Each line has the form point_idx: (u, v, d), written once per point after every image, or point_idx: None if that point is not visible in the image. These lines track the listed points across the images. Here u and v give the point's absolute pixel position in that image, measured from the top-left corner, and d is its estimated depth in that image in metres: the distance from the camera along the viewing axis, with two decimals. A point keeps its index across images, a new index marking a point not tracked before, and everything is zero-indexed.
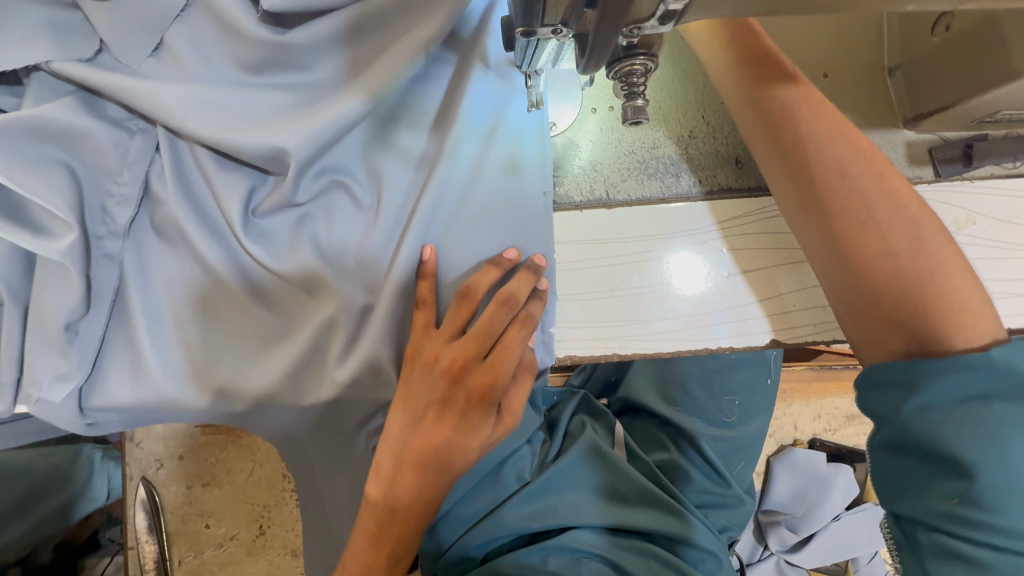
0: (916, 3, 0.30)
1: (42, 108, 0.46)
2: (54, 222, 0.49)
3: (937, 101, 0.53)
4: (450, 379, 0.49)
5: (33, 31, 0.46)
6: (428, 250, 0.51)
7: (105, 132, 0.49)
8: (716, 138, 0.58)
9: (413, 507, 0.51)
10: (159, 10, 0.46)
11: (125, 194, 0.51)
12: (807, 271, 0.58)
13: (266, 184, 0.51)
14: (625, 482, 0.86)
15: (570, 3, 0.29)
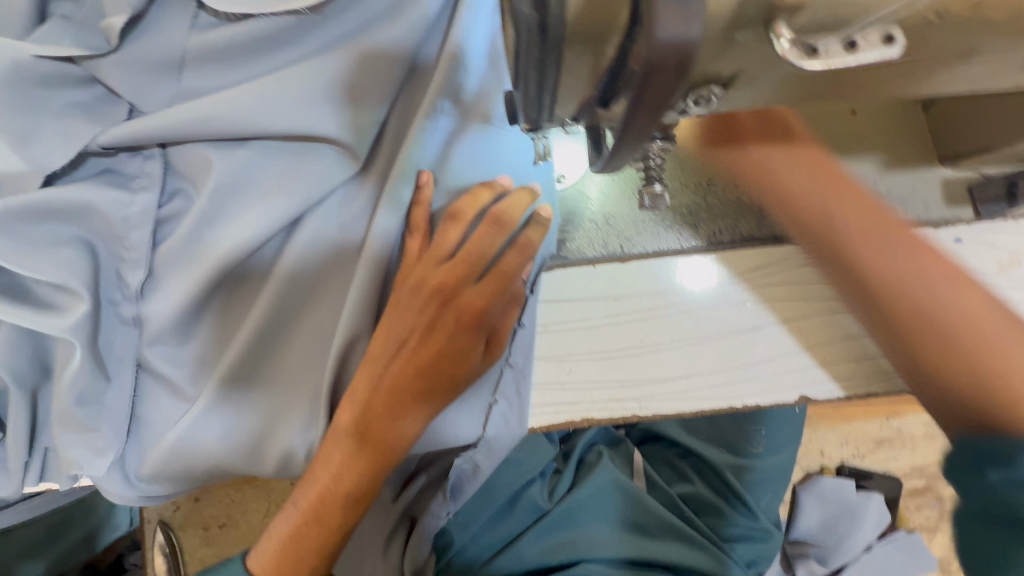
0: (971, 84, 0.26)
1: (57, 186, 0.47)
2: (64, 298, 0.48)
3: (981, 142, 0.48)
4: (440, 301, 0.50)
5: (62, 118, 0.48)
6: (426, 175, 0.49)
7: (110, 199, 0.49)
8: (736, 185, 0.54)
9: (396, 433, 0.50)
10: (173, 87, 0.49)
11: (135, 257, 0.50)
12: (836, 324, 0.54)
13: (282, 181, 0.50)
14: (646, 513, 0.83)
15: (581, 101, 0.26)
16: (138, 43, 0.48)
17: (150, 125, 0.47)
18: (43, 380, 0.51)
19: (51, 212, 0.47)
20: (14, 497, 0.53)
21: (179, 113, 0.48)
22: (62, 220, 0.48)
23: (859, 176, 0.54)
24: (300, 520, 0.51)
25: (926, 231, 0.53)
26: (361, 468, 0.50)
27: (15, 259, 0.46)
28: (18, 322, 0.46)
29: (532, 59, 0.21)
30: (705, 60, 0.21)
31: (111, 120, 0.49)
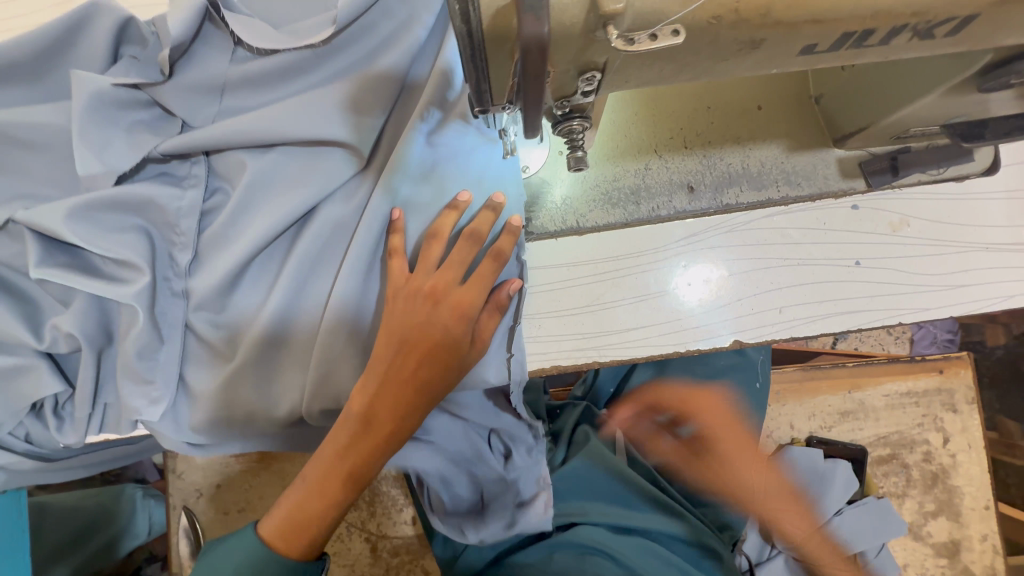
0: (778, 66, 0.38)
1: (125, 186, 0.60)
2: (128, 273, 0.60)
3: (857, 122, 0.60)
4: (430, 302, 0.58)
5: (132, 133, 0.62)
6: (397, 212, 0.61)
7: (166, 195, 0.61)
8: (669, 169, 0.66)
9: (388, 424, 0.58)
10: (216, 105, 0.63)
11: (184, 240, 0.62)
12: (761, 279, 0.65)
13: (301, 176, 0.62)
14: (627, 485, 0.92)
15: (510, 89, 0.38)
16: (190, 73, 0.62)
17: (198, 136, 0.61)
18: (106, 343, 0.62)
19: (120, 206, 0.60)
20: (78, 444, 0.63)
21: (220, 128, 0.61)
22: (128, 212, 0.60)
23: (769, 158, 0.65)
24: (311, 494, 0.60)
25: (826, 201, 0.65)
26: (362, 449, 0.58)
27: (92, 241, 0.58)
28: (93, 291, 0.59)
29: (468, 57, 0.34)
30: (579, 52, 0.33)
31: (168, 133, 0.62)
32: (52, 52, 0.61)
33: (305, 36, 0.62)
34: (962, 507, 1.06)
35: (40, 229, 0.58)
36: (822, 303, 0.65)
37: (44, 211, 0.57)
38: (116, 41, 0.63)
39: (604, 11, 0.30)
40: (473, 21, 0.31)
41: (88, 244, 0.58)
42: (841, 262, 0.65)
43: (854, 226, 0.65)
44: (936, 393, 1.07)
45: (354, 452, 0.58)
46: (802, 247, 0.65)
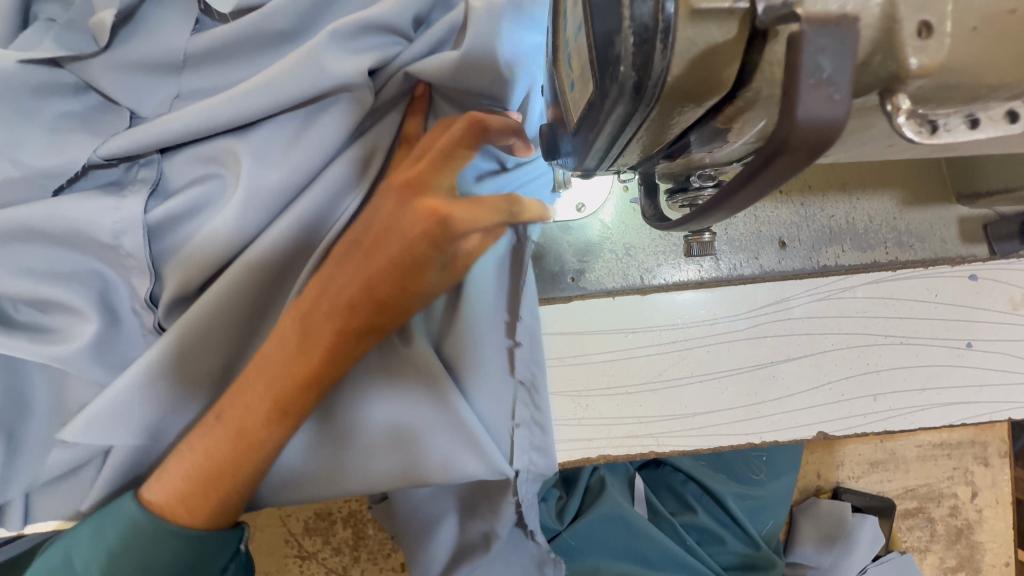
0: None
1: (28, 207, 0.42)
2: (67, 322, 0.43)
3: (999, 183, 0.47)
4: (406, 193, 0.39)
5: (52, 128, 0.43)
6: (421, 86, 0.46)
7: (100, 208, 0.42)
8: (758, 218, 0.53)
9: (342, 341, 0.40)
10: (170, 89, 0.45)
11: (137, 263, 0.43)
12: (856, 359, 0.53)
13: (278, 146, 0.45)
14: (652, 545, 0.80)
15: (648, 154, 0.24)
16: (138, 45, 0.44)
17: (149, 131, 0.43)
18: (26, 419, 0.46)
19: (33, 232, 0.42)
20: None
21: (185, 121, 0.43)
22: (40, 242, 0.42)
23: (878, 213, 0.53)
24: (217, 439, 0.40)
25: (940, 268, 0.53)
26: (292, 379, 0.40)
27: (10, 285, 0.42)
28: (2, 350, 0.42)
29: (616, 118, 0.20)
30: None
31: (111, 129, 0.44)
32: None
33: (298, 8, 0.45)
34: (983, 563, 1.01)
35: None
36: (924, 392, 0.54)
37: None
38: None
39: (900, 67, 0.16)
40: (655, 66, 0.17)
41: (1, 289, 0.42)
42: (950, 342, 0.54)
43: (971, 302, 0.54)
44: (969, 445, 1.01)
45: (280, 378, 0.40)
46: (906, 324, 0.54)
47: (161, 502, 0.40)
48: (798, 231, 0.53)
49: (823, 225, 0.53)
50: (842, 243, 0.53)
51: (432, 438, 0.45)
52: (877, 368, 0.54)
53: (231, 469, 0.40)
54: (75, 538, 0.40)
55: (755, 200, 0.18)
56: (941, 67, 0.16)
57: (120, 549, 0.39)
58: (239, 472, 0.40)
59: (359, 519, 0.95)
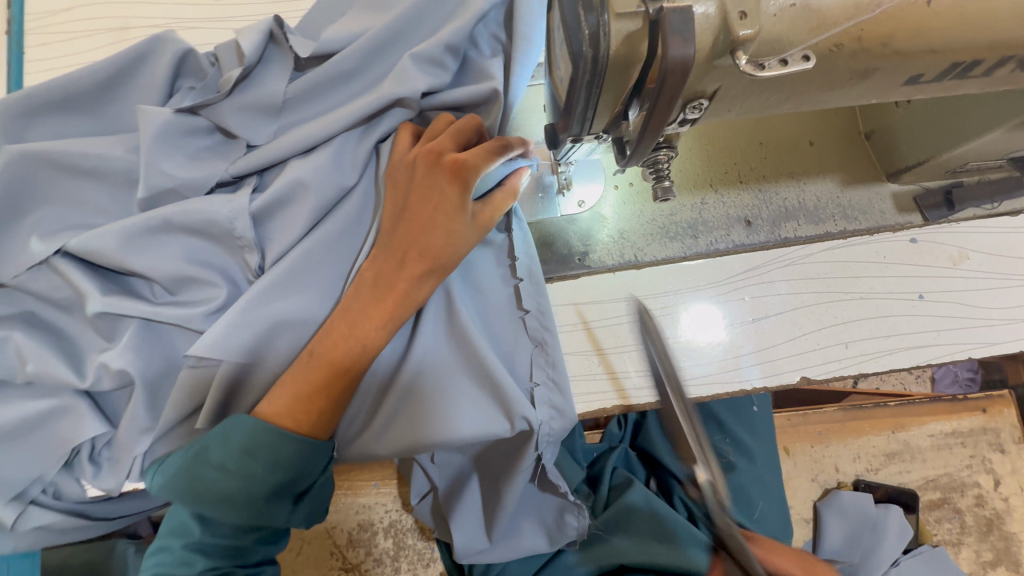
0: (879, 96, 0.38)
1: (165, 209, 0.57)
2: (197, 290, 0.59)
3: (914, 158, 0.61)
4: (432, 168, 0.54)
5: (194, 157, 0.60)
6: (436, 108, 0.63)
7: (218, 205, 0.58)
8: (725, 203, 0.65)
9: (404, 290, 0.55)
10: (275, 126, 0.62)
11: (248, 242, 0.59)
12: (825, 312, 0.63)
13: (348, 140, 0.61)
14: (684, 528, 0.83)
15: (612, 116, 0.38)
16: (257, 94, 0.61)
17: (266, 152, 0.60)
18: (161, 378, 0.59)
19: (168, 227, 0.58)
20: (117, 489, 0.58)
21: (286, 146, 0.60)
22: (177, 232, 0.58)
23: (824, 193, 0.66)
24: (313, 366, 0.55)
25: (883, 234, 0.65)
26: (367, 323, 0.55)
27: (158, 267, 0.58)
28: (144, 316, 0.57)
29: (585, 86, 0.34)
30: (697, 79, 0.33)
31: (233, 155, 0.61)
32: (114, 80, 0.61)
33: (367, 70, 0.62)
34: (1020, 555, 1.01)
35: (89, 260, 0.57)
36: (890, 337, 0.63)
37: (89, 239, 0.56)
38: (175, 74, 0.62)
39: (734, 36, 0.30)
40: (601, 46, 0.31)
41: (147, 272, 0.58)
42: (904, 295, 0.64)
43: (915, 260, 0.64)
44: (981, 433, 1.04)
45: (358, 318, 0.55)
46: (865, 281, 0.64)
47: (269, 413, 0.55)
48: (758, 211, 0.65)
49: (779, 206, 0.66)
50: (797, 216, 0.65)
51: (482, 395, 0.59)
52: (846, 320, 0.63)
53: (316, 385, 0.55)
54: (207, 446, 0.55)
55: (670, 110, 0.32)
56: (758, 35, 0.30)
57: (244, 453, 0.53)
58: (321, 388, 0.55)
59: (398, 529, 1.00)
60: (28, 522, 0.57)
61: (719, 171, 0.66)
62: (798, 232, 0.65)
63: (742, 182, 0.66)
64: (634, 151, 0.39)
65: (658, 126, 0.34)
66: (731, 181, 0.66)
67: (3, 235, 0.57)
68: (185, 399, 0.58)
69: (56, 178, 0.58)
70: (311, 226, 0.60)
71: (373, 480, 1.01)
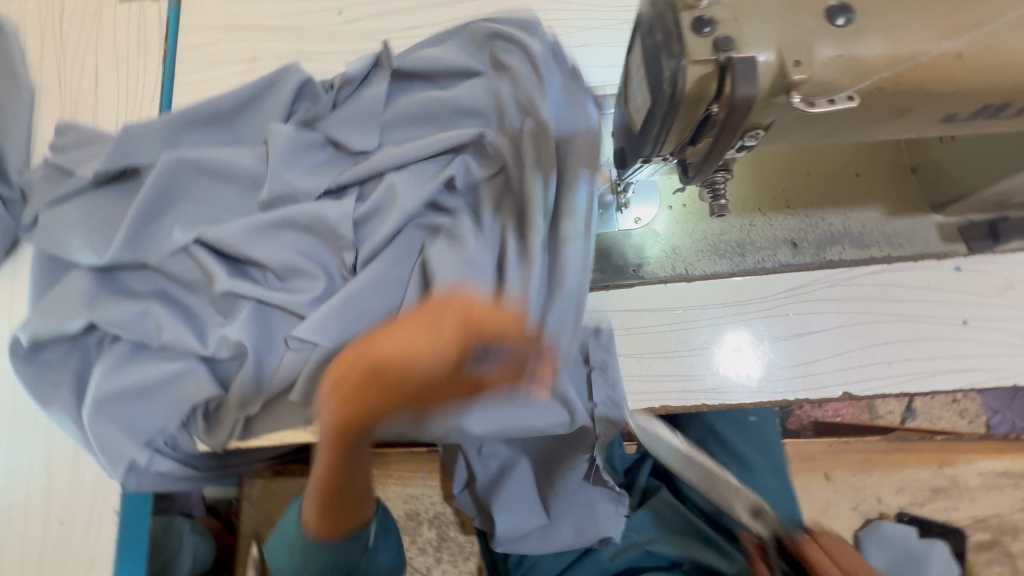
0: (916, 132, 0.44)
1: (282, 210, 0.68)
2: (301, 278, 0.69)
3: (959, 189, 0.65)
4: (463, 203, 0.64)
5: (309, 166, 0.71)
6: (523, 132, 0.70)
7: (328, 209, 0.68)
8: (773, 225, 0.71)
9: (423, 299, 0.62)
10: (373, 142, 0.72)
11: (346, 243, 0.68)
12: (867, 331, 0.67)
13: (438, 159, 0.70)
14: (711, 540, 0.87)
15: (678, 142, 0.45)
16: (362, 115, 0.72)
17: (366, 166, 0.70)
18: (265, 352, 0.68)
19: (286, 225, 0.68)
20: (222, 445, 0.67)
21: (385, 161, 0.70)
22: (290, 230, 0.69)
23: (869, 221, 0.70)
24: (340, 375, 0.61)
25: (927, 262, 0.68)
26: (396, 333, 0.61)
27: (271, 258, 0.68)
28: (258, 297, 0.67)
29: (662, 115, 0.41)
30: (757, 112, 0.40)
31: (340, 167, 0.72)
32: (250, 101, 0.73)
33: (457, 105, 0.72)
34: None
35: (219, 248, 0.68)
36: (932, 360, 0.66)
37: (221, 230, 0.67)
38: (295, 98, 0.74)
39: (789, 79, 0.37)
40: (678, 84, 0.39)
41: (263, 260, 0.68)
42: (949, 320, 0.67)
43: (961, 288, 0.67)
44: None
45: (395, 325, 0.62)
46: (907, 305, 0.67)
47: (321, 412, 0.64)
48: (804, 235, 0.70)
49: (824, 230, 0.70)
50: (842, 241, 0.70)
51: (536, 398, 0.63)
52: (888, 340, 0.67)
53: None
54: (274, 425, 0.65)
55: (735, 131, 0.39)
56: (811, 78, 0.37)
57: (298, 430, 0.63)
58: None
59: (441, 521, 1.06)
60: (149, 466, 0.66)
61: (767, 196, 0.71)
62: (843, 255, 0.69)
63: (789, 208, 0.71)
64: (697, 168, 0.46)
65: (724, 145, 0.41)
66: (778, 206, 0.71)
67: (152, 222, 0.69)
68: (286, 371, 0.67)
69: (198, 178, 0.70)
70: (396, 228, 0.68)
71: (422, 472, 1.08)
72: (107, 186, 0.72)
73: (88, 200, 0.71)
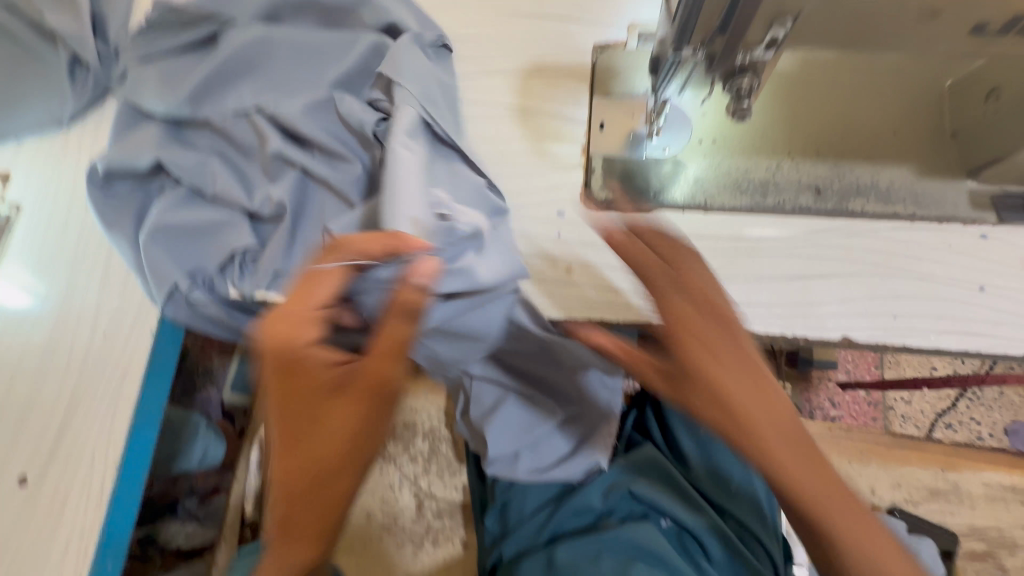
0: (946, 46, 0.45)
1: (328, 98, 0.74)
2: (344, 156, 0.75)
3: (997, 152, 0.65)
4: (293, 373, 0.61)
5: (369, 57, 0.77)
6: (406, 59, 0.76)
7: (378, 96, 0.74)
8: (800, 171, 0.72)
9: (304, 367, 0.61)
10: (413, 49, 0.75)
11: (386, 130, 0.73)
12: (877, 284, 0.67)
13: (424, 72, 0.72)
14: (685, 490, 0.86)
15: (708, 31, 0.48)
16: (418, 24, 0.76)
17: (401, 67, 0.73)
18: (302, 217, 0.74)
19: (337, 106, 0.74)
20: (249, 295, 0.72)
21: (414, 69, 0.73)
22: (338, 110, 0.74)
23: (899, 179, 0.70)
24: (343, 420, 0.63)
25: (951, 225, 0.68)
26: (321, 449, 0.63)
27: (319, 133, 0.74)
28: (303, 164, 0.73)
29: None
30: None
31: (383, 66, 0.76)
32: None
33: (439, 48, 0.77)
34: None
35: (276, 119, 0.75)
36: (941, 320, 0.65)
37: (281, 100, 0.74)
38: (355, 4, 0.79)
39: None
40: None
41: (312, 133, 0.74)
42: (965, 285, 0.66)
43: (984, 255, 0.67)
44: None
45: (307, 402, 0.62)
46: (924, 265, 0.67)
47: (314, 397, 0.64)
48: (828, 183, 0.71)
49: (851, 181, 0.71)
50: (868, 193, 0.70)
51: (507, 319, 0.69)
52: (898, 295, 0.67)
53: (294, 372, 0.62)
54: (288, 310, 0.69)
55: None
56: None
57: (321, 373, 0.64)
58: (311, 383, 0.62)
59: (435, 436, 1.11)
60: (185, 298, 0.73)
61: (798, 142, 0.72)
62: (868, 207, 0.69)
63: (818, 156, 0.72)
64: (724, 52, 0.49)
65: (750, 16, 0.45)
66: (809, 152, 0.72)
67: (222, 86, 0.76)
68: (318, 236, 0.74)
69: (269, 54, 0.77)
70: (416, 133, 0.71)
71: (425, 388, 1.13)
72: (187, 52, 0.79)
73: (169, 62, 0.79)
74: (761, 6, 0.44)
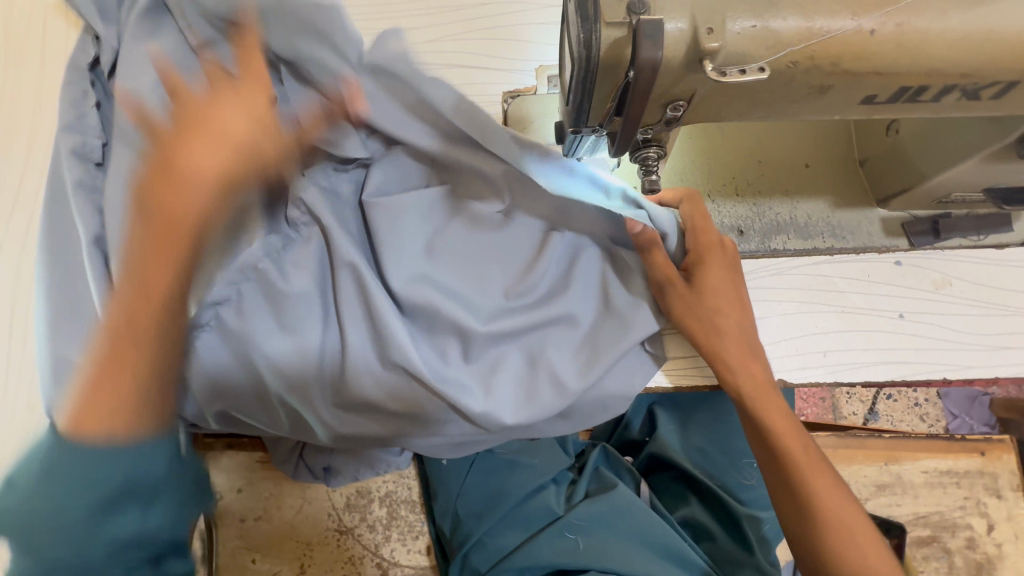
0: (840, 114, 0.44)
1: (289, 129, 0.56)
2: None
3: (900, 184, 0.66)
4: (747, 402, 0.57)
5: None
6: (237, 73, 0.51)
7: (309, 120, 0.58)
8: (721, 213, 0.71)
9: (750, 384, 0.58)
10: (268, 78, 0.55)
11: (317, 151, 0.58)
12: (803, 322, 0.67)
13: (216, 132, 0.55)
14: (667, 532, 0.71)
15: (605, 112, 0.44)
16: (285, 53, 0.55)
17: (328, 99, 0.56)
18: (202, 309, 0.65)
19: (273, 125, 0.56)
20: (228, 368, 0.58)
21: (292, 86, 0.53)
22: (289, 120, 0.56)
23: (815, 212, 0.71)
24: None
25: (868, 255, 0.69)
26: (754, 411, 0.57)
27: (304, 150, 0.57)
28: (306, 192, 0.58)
29: (579, 78, 0.40)
30: (675, 81, 0.40)
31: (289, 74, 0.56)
32: None
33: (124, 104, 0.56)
34: None
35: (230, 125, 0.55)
36: (866, 351, 0.66)
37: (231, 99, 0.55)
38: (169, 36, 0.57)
39: (703, 48, 0.37)
40: (592, 49, 0.38)
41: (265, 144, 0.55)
42: (885, 313, 0.67)
43: (898, 282, 0.68)
44: (977, 475, 1.03)
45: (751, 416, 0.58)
46: (846, 296, 0.68)
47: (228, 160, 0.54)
48: (749, 223, 0.70)
49: (771, 219, 0.71)
50: (788, 229, 0.70)
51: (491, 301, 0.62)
52: (825, 329, 0.67)
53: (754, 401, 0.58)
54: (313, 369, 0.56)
55: (650, 91, 0.39)
56: (723, 48, 0.37)
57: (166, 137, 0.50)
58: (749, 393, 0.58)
59: (392, 500, 1.00)
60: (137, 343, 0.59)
61: (717, 183, 0.71)
62: (789, 244, 0.70)
63: (736, 196, 0.71)
64: (622, 138, 0.45)
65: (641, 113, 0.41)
66: (728, 193, 0.71)
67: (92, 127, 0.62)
68: None
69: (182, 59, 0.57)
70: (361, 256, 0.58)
71: None
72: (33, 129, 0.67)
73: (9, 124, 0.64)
74: (652, 96, 0.40)
